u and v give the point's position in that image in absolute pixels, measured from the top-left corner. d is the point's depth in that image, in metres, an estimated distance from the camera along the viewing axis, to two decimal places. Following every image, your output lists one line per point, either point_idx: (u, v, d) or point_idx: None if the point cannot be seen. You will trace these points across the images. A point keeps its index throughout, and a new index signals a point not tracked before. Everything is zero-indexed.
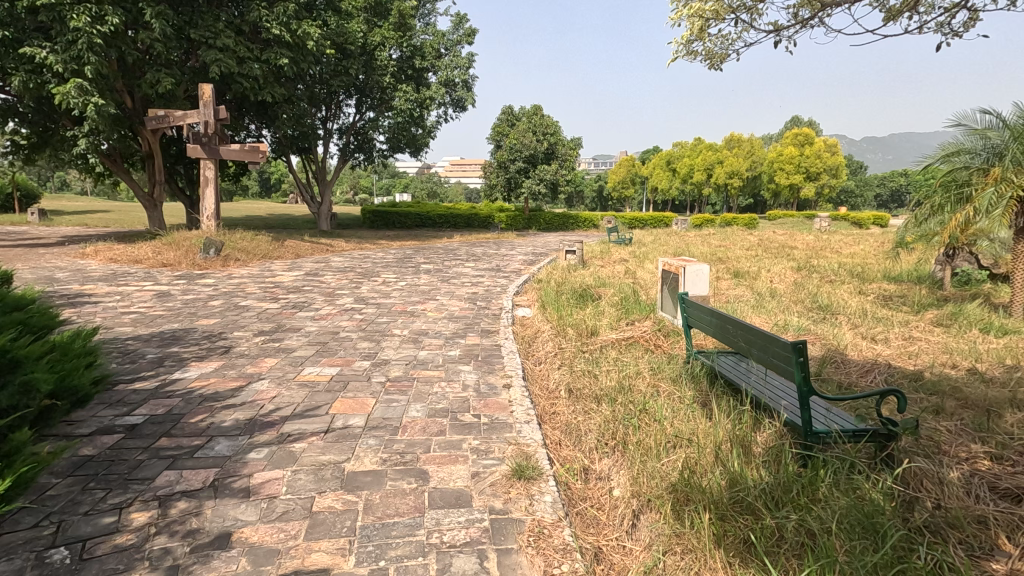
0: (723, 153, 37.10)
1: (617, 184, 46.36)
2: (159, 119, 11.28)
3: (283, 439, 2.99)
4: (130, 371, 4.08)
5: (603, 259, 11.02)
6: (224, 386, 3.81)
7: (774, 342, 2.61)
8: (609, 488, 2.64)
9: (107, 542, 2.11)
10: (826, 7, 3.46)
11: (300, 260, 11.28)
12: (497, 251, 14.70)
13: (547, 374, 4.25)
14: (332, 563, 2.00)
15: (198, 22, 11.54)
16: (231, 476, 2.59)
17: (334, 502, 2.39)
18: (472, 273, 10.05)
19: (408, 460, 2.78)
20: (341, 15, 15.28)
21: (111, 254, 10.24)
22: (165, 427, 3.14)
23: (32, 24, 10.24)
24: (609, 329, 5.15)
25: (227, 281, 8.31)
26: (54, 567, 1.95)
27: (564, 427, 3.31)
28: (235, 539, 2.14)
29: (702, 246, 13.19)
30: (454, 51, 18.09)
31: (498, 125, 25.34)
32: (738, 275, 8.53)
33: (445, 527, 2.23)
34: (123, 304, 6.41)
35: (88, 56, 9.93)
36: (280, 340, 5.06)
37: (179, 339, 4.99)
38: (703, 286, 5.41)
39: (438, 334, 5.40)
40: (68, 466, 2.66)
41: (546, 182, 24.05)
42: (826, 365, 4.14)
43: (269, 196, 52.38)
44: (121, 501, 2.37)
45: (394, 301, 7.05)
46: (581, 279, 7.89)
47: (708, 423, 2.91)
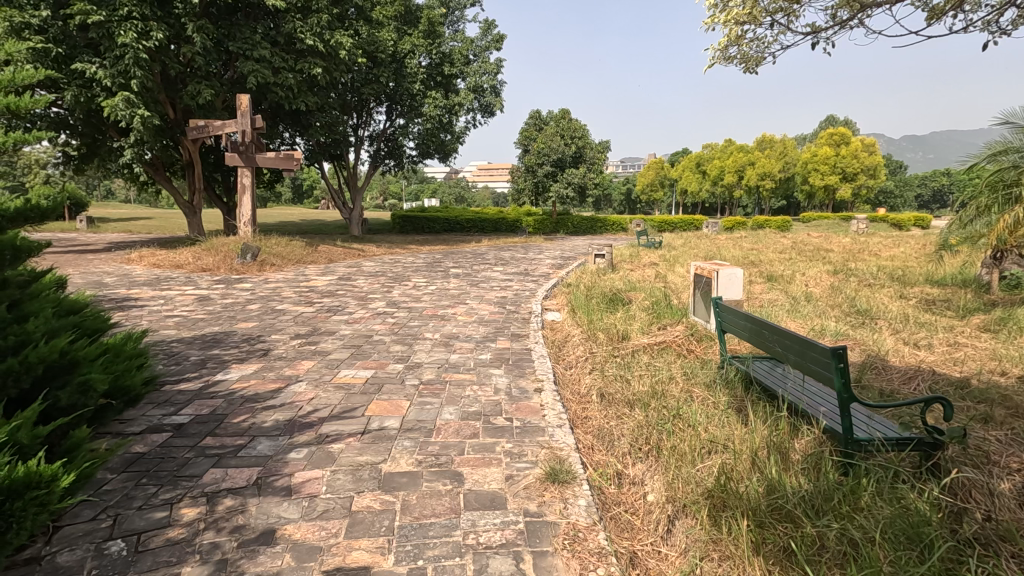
0: (755, 154, 36.35)
1: (646, 187, 45.87)
2: (200, 130, 11.70)
3: (322, 439, 3.08)
4: (176, 372, 4.26)
5: (632, 262, 10.95)
6: (264, 388, 3.94)
7: (813, 347, 2.56)
8: (644, 493, 2.63)
9: (160, 535, 2.21)
10: (865, 8, 3.39)
11: (332, 265, 11.53)
12: (524, 254, 14.74)
13: (578, 379, 4.26)
14: (372, 561, 2.05)
15: (237, 35, 11.91)
16: (273, 475, 2.68)
17: (373, 502, 2.45)
18: (501, 277, 10.10)
19: (443, 462, 2.82)
20: (371, 24, 15.62)
21: (154, 260, 10.65)
22: (209, 427, 3.26)
23: (82, 40, 10.74)
24: (640, 333, 5.11)
25: (264, 285, 8.57)
26: (112, 559, 2.06)
27: (596, 431, 3.31)
28: (279, 535, 2.21)
29: (734, 250, 12.97)
30: (482, 57, 18.18)
31: (526, 130, 25.43)
32: (772, 278, 8.40)
33: (481, 528, 2.26)
34: (166, 308, 6.66)
35: (135, 70, 10.39)
36: (316, 343, 5.19)
37: (220, 342, 5.17)
38: (737, 291, 5.34)
39: (469, 338, 5.46)
40: (121, 462, 2.80)
41: (574, 185, 23.99)
42: (865, 371, 4.04)
43: (302, 202, 53.61)
44: (171, 497, 2.48)
45: (424, 306, 7.14)
46: (611, 283, 7.84)
47: (744, 430, 2.88)
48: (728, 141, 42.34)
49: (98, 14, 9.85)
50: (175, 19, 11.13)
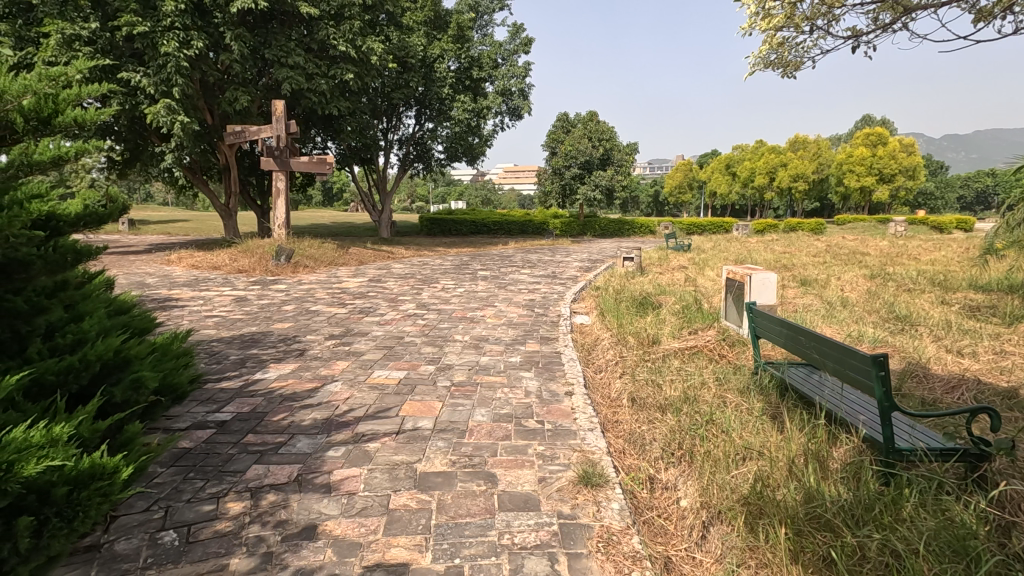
0: (788, 155, 35.65)
1: (674, 189, 45.56)
2: (237, 135, 12.04)
3: (358, 439, 3.16)
4: (217, 371, 4.41)
5: (661, 266, 10.84)
6: (301, 387, 4.05)
7: (852, 355, 2.52)
8: (677, 498, 2.61)
9: (209, 528, 2.31)
10: (909, 11, 3.33)
11: (363, 267, 11.72)
12: (552, 257, 14.77)
13: (608, 383, 4.26)
14: (410, 558, 2.11)
15: (272, 42, 12.22)
16: (312, 472, 2.76)
17: (409, 501, 2.50)
18: (528, 280, 10.12)
19: (476, 462, 2.88)
20: (402, 30, 15.92)
21: (192, 262, 11.00)
22: (250, 424, 3.38)
23: (128, 50, 11.19)
24: (671, 338, 5.08)
25: (298, 287, 8.79)
26: (165, 548, 2.17)
27: (628, 436, 3.31)
28: (321, 530, 2.29)
29: (766, 253, 12.73)
30: (511, 60, 18.27)
31: (553, 132, 25.45)
32: (805, 282, 8.25)
33: (515, 529, 2.30)
34: (206, 308, 6.89)
35: (176, 78, 10.78)
36: (349, 344, 5.32)
37: (257, 342, 5.33)
38: (771, 295, 5.26)
39: (499, 340, 5.51)
40: (170, 457, 2.92)
41: (601, 187, 23.89)
42: (906, 379, 3.93)
43: (332, 204, 54.66)
44: (217, 491, 2.58)
45: (453, 307, 7.23)
46: (641, 286, 7.80)
47: (779, 437, 2.85)
48: (758, 141, 41.67)
49: (143, 25, 10.28)
50: (214, 28, 11.52)
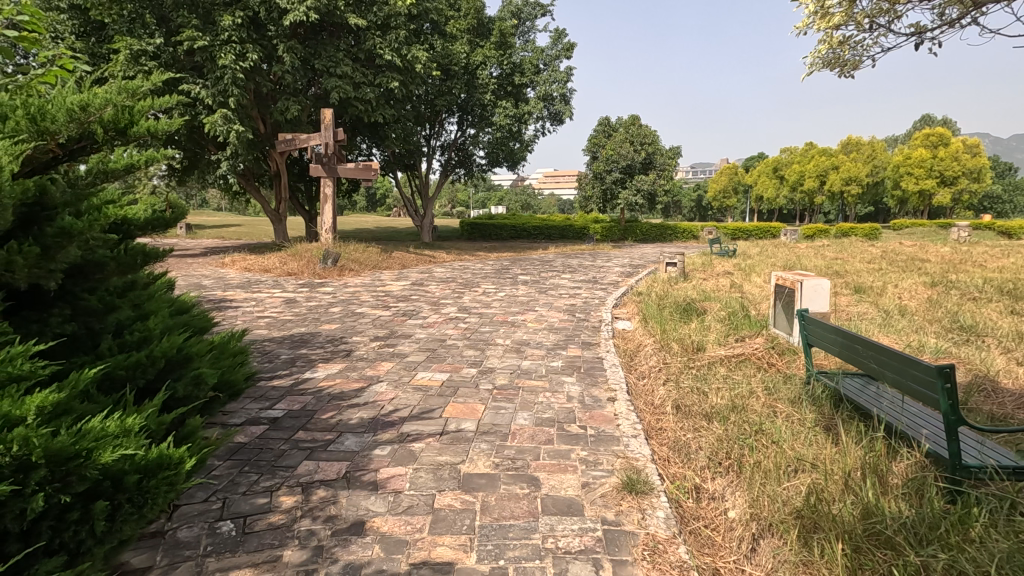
0: (840, 158, 34.32)
1: (718, 193, 44.71)
2: (288, 143, 12.48)
3: (403, 438, 3.22)
4: (269, 370, 4.58)
5: (705, 272, 10.60)
6: (348, 387, 4.16)
7: (915, 365, 2.41)
8: (724, 509, 2.54)
9: (263, 520, 2.40)
10: (979, 6, 3.18)
11: (406, 270, 11.95)
12: (593, 262, 14.69)
13: (652, 389, 4.18)
14: (456, 558, 2.13)
15: (322, 53, 12.63)
16: (360, 470, 2.83)
17: (454, 501, 2.54)
18: (568, 285, 10.06)
19: (519, 466, 2.89)
20: (445, 38, 16.24)
21: (245, 264, 11.49)
22: (301, 421, 3.49)
23: (188, 63, 11.78)
24: (717, 345, 4.97)
25: (344, 290, 9.04)
26: (223, 538, 2.27)
27: (672, 443, 3.25)
28: (368, 527, 2.34)
29: (817, 259, 12.27)
30: (553, 66, 18.18)
31: (595, 137, 25.30)
32: (859, 289, 7.92)
33: (559, 533, 2.30)
34: (258, 309, 7.17)
35: (233, 89, 11.31)
36: (393, 346, 5.44)
37: (307, 342, 5.51)
38: (823, 302, 5.08)
39: (540, 345, 5.51)
40: (227, 451, 3.06)
41: (643, 192, 23.60)
42: (972, 394, 3.71)
43: (375, 210, 56.00)
44: (271, 485, 2.68)
45: (495, 311, 7.28)
46: (685, 292, 7.65)
47: (833, 450, 2.75)
48: (808, 144, 40.36)
49: (203, 39, 10.83)
50: (268, 41, 12.03)
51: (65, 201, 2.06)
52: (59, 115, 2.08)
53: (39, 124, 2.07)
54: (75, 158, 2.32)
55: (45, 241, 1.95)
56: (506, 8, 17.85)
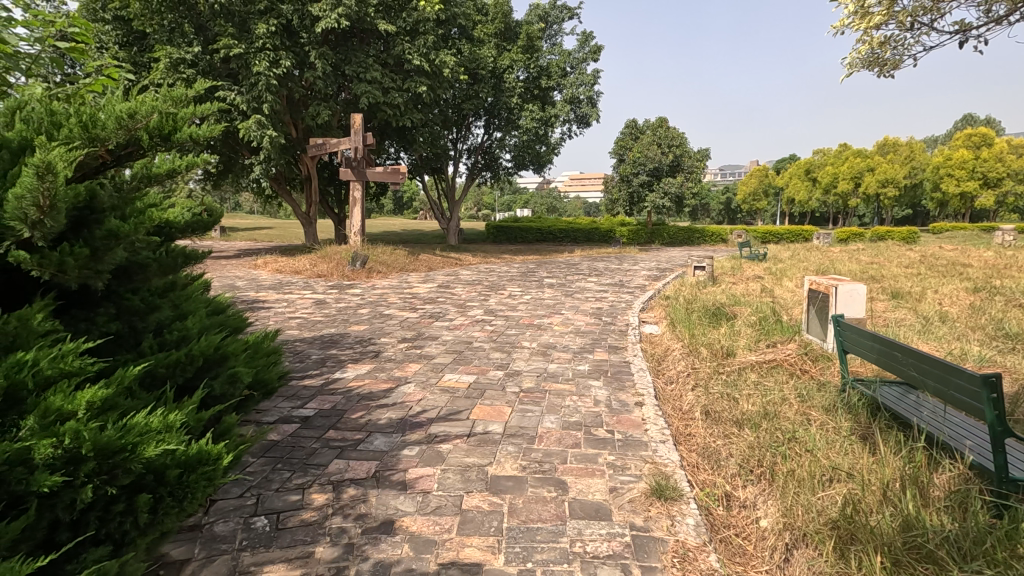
0: (876, 159, 33.38)
1: (747, 196, 43.96)
2: (319, 147, 12.74)
3: (431, 439, 3.25)
4: (301, 369, 4.68)
5: (735, 276, 10.40)
6: (377, 387, 4.22)
7: (959, 373, 2.33)
8: (756, 518, 2.49)
9: (296, 516, 2.45)
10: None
11: (432, 273, 12.06)
12: (619, 265, 14.58)
13: (680, 395, 4.13)
14: (484, 559, 2.15)
15: (352, 59, 12.85)
16: (389, 470, 2.87)
17: (482, 503, 2.55)
18: (595, 288, 10.01)
19: (547, 469, 2.88)
20: (473, 42, 16.40)
21: (277, 266, 11.76)
22: (331, 420, 3.56)
23: (224, 70, 12.12)
24: (747, 351, 4.88)
25: (372, 291, 9.18)
26: (258, 533, 2.33)
27: (701, 449, 3.20)
28: (398, 526, 2.37)
29: (851, 263, 11.95)
30: (580, 68, 18.15)
31: (622, 139, 25.12)
32: (897, 295, 7.69)
33: (587, 537, 2.29)
34: (289, 310, 7.33)
35: (266, 95, 11.60)
36: (421, 347, 5.50)
37: (336, 343, 5.61)
38: (859, 308, 4.96)
39: (567, 348, 5.50)
40: (261, 448, 3.14)
41: (670, 195, 23.35)
42: (1019, 404, 3.57)
43: (402, 213, 56.68)
44: (303, 482, 2.74)
45: (520, 314, 7.29)
46: (714, 296, 7.53)
47: (871, 460, 2.67)
48: (842, 145, 39.40)
49: (239, 47, 11.15)
50: (300, 48, 12.32)
51: (112, 205, 2.13)
52: (109, 123, 2.18)
53: (91, 131, 2.17)
54: (122, 164, 2.40)
55: (94, 242, 2.03)
56: (534, 12, 17.92)
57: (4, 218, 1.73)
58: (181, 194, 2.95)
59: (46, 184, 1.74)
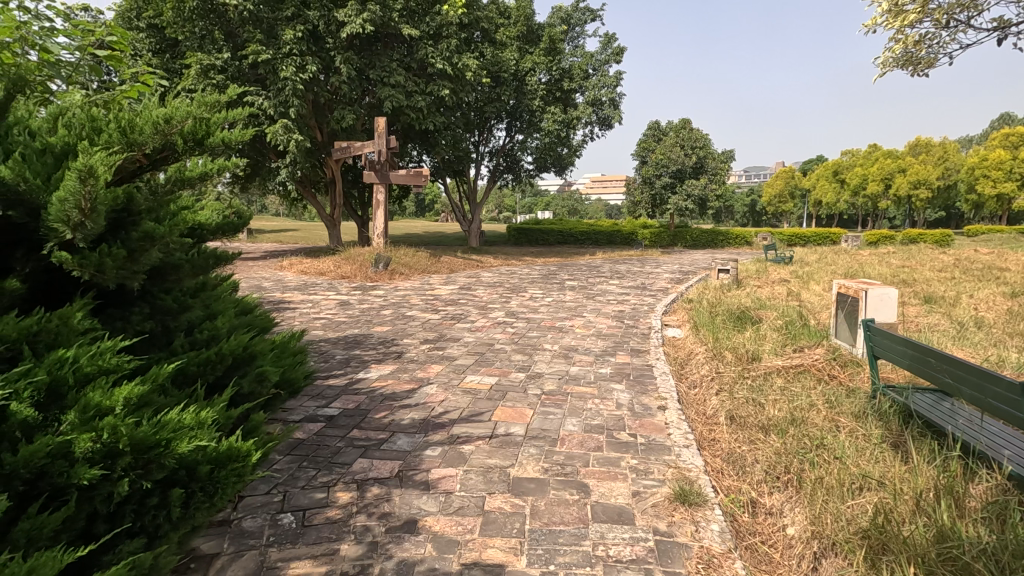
0: (908, 160, 32.54)
1: (773, 198, 43.21)
2: (343, 150, 12.93)
3: (453, 440, 3.28)
4: (325, 369, 4.75)
5: (760, 279, 10.24)
6: (400, 388, 4.26)
7: (995, 380, 2.26)
8: (783, 525, 2.45)
9: (321, 513, 2.49)
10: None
11: (454, 275, 12.13)
12: (641, 268, 14.46)
13: (704, 399, 4.08)
14: (506, 560, 2.15)
15: (376, 63, 13.02)
16: (413, 469, 2.90)
17: (504, 504, 2.56)
18: (616, 291, 9.95)
19: (569, 471, 2.88)
20: (495, 46, 16.47)
21: (302, 267, 11.97)
22: (356, 420, 3.61)
23: (252, 75, 12.38)
24: (773, 355, 4.80)
25: (394, 293, 9.28)
26: (284, 529, 2.37)
27: (726, 455, 3.15)
28: (421, 525, 2.39)
29: (881, 267, 11.67)
30: (602, 70, 18.07)
31: (644, 141, 24.94)
32: (929, 299, 7.49)
33: (610, 541, 2.28)
34: (314, 311, 7.45)
35: (293, 100, 11.83)
36: (443, 348, 5.53)
37: (360, 343, 5.69)
38: (891, 312, 4.84)
39: (588, 351, 5.48)
40: (287, 446, 3.20)
41: (694, 197, 23.10)
42: None
43: (423, 215, 57.17)
44: (328, 480, 2.78)
45: (542, 317, 7.28)
46: (738, 300, 7.43)
47: (904, 469, 2.61)
48: (872, 146, 38.51)
49: (267, 53, 11.40)
50: (326, 53, 12.52)
51: (148, 207, 2.20)
52: (146, 128, 2.25)
53: (128, 136, 2.24)
54: (157, 168, 2.46)
55: (130, 243, 2.09)
56: (556, 14, 17.93)
57: (48, 221, 1.81)
58: (211, 197, 3.03)
59: (88, 188, 1.80)
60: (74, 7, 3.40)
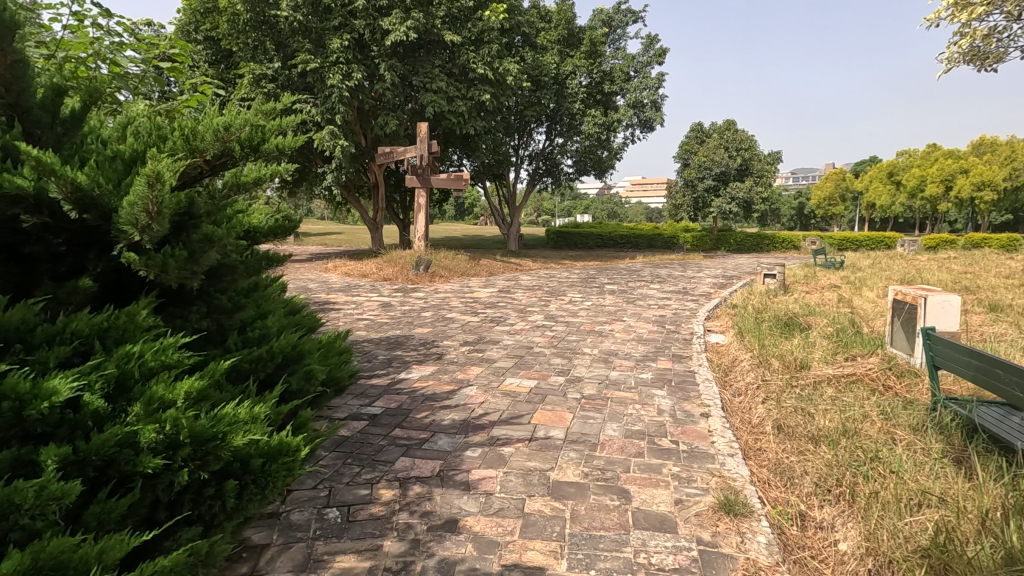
0: (971, 160, 30.80)
1: (822, 201, 41.66)
2: (386, 155, 13.22)
3: (493, 442, 3.29)
4: (368, 369, 4.86)
5: (808, 284, 9.89)
6: (440, 389, 4.32)
7: None
8: (834, 540, 2.35)
9: (365, 510, 2.55)
10: None
11: (493, 278, 12.22)
12: (683, 272, 14.18)
13: (749, 408, 3.96)
14: (547, 563, 2.15)
15: (419, 70, 13.25)
16: (453, 469, 2.93)
17: (544, 507, 2.56)
18: (657, 295, 9.80)
19: (610, 477, 2.85)
20: (536, 50, 16.52)
21: (346, 269, 12.29)
22: (398, 419, 3.67)
23: (301, 84, 12.81)
24: (823, 363, 4.62)
25: (434, 295, 9.40)
26: (330, 524, 2.44)
27: (773, 465, 3.05)
28: (462, 525, 2.42)
29: (941, 272, 11.06)
30: (644, 72, 17.78)
31: (686, 143, 24.51)
32: (995, 307, 7.06)
33: (652, 549, 2.24)
34: (358, 312, 7.65)
35: (339, 106, 12.19)
36: (482, 351, 5.57)
37: (402, 344, 5.80)
38: (953, 321, 4.60)
39: (629, 356, 5.41)
40: (332, 444, 3.28)
41: (738, 200, 22.48)
42: None
43: (463, 219, 57.84)
44: (372, 478, 2.84)
45: (581, 321, 7.23)
46: (786, 306, 7.19)
47: (967, 486, 2.47)
48: (931, 146, 36.68)
49: (315, 62, 11.79)
50: (371, 61, 12.83)
51: (208, 211, 2.30)
52: (207, 136, 2.36)
53: (191, 144, 2.36)
54: (216, 173, 2.57)
55: (191, 245, 2.19)
56: (597, 17, 17.84)
57: (119, 223, 1.93)
58: (264, 202, 3.14)
59: (155, 192, 1.90)
60: (140, 23, 3.61)
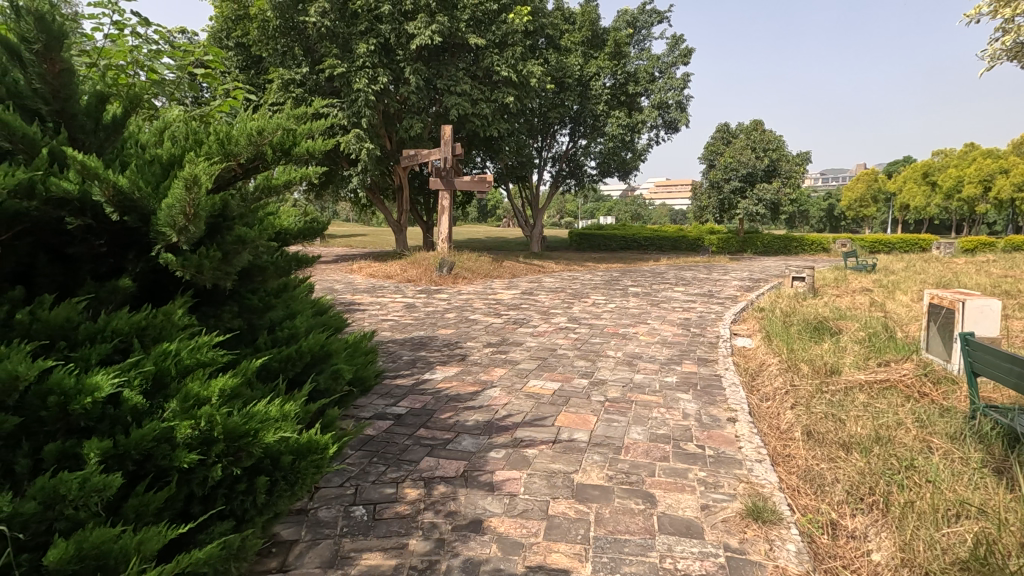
0: (1012, 160, 29.70)
1: (853, 202, 40.66)
2: (411, 158, 13.36)
3: (517, 443, 3.29)
4: (393, 369, 4.92)
5: (839, 288, 9.65)
6: (464, 390, 4.34)
7: None
8: (867, 550, 2.29)
9: (391, 508, 2.58)
10: None
11: (516, 280, 12.24)
12: (709, 275, 14.00)
13: (777, 413, 3.89)
14: (571, 566, 2.14)
15: (443, 73, 13.36)
16: (477, 470, 2.94)
17: (568, 510, 2.55)
18: (682, 298, 9.69)
19: (634, 481, 2.82)
20: (560, 52, 16.51)
21: (370, 271, 12.45)
22: (422, 419, 3.71)
23: (328, 88, 13.03)
24: (855, 369, 4.51)
25: (458, 297, 9.46)
26: (356, 521, 2.48)
27: (802, 472, 2.99)
28: (486, 525, 2.43)
29: (980, 276, 10.70)
30: (669, 73, 17.54)
31: (711, 144, 24.19)
32: None
33: (678, 555, 2.22)
34: (383, 313, 7.73)
35: (365, 110, 12.38)
36: (505, 352, 5.59)
37: (426, 345, 5.85)
38: (992, 326, 4.42)
39: (653, 359, 5.36)
40: (359, 442, 3.33)
41: (765, 202, 22.07)
42: None
43: (486, 221, 58.01)
44: (397, 477, 2.88)
45: (605, 323, 7.19)
46: (815, 309, 7.04)
47: (1009, 498, 2.39)
48: (969, 145, 35.50)
49: (342, 67, 11.99)
50: (397, 64, 12.98)
51: (241, 213, 2.36)
52: (240, 140, 2.42)
53: (225, 147, 2.42)
54: (249, 176, 2.63)
55: (225, 247, 2.25)
56: (622, 18, 17.75)
57: (157, 224, 1.98)
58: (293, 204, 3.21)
59: (192, 195, 1.96)
60: (175, 30, 3.71)
